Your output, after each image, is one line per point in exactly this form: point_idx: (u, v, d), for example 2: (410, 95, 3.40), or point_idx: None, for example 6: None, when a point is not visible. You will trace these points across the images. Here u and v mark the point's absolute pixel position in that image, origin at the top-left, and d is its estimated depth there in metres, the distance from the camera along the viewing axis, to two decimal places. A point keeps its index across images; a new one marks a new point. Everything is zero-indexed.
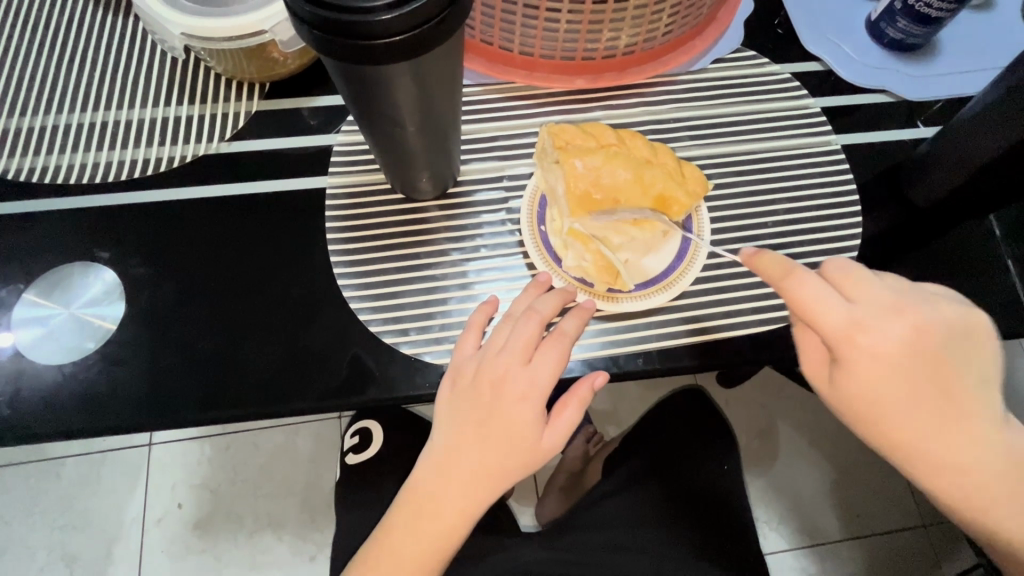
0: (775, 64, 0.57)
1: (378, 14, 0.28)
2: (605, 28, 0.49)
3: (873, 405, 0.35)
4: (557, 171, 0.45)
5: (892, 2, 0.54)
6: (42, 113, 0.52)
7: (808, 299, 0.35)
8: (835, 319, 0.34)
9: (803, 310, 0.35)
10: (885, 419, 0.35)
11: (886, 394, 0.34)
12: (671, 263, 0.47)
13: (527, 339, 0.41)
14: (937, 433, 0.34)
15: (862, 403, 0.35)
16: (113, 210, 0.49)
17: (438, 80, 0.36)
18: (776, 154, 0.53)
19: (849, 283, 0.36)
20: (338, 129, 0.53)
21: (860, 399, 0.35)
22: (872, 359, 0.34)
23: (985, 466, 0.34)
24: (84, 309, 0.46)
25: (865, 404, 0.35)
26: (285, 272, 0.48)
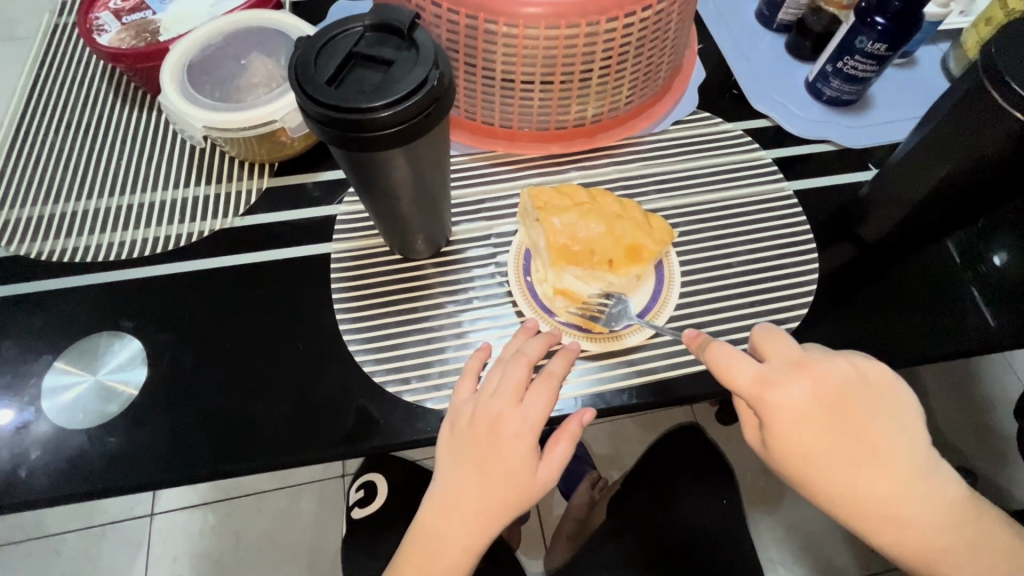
0: (728, 123, 0.64)
1: (376, 112, 0.34)
2: (573, 102, 0.57)
3: (792, 445, 0.40)
4: (538, 228, 0.51)
5: (824, 66, 0.62)
6: (73, 201, 0.58)
7: (720, 360, 0.41)
8: (747, 377, 0.40)
9: (720, 370, 0.41)
10: (805, 453, 0.40)
11: (803, 434, 0.40)
12: (647, 304, 0.52)
13: (517, 382, 0.44)
14: (841, 465, 0.40)
15: (787, 445, 0.40)
16: (136, 284, 0.54)
17: (428, 158, 0.41)
18: (735, 202, 0.59)
19: (765, 345, 0.43)
20: (340, 200, 0.59)
21: (783, 443, 0.40)
22: (783, 401, 0.40)
23: (880, 490, 0.40)
24: (110, 375, 0.50)
25: (786, 444, 0.40)
26: (294, 331, 0.52)
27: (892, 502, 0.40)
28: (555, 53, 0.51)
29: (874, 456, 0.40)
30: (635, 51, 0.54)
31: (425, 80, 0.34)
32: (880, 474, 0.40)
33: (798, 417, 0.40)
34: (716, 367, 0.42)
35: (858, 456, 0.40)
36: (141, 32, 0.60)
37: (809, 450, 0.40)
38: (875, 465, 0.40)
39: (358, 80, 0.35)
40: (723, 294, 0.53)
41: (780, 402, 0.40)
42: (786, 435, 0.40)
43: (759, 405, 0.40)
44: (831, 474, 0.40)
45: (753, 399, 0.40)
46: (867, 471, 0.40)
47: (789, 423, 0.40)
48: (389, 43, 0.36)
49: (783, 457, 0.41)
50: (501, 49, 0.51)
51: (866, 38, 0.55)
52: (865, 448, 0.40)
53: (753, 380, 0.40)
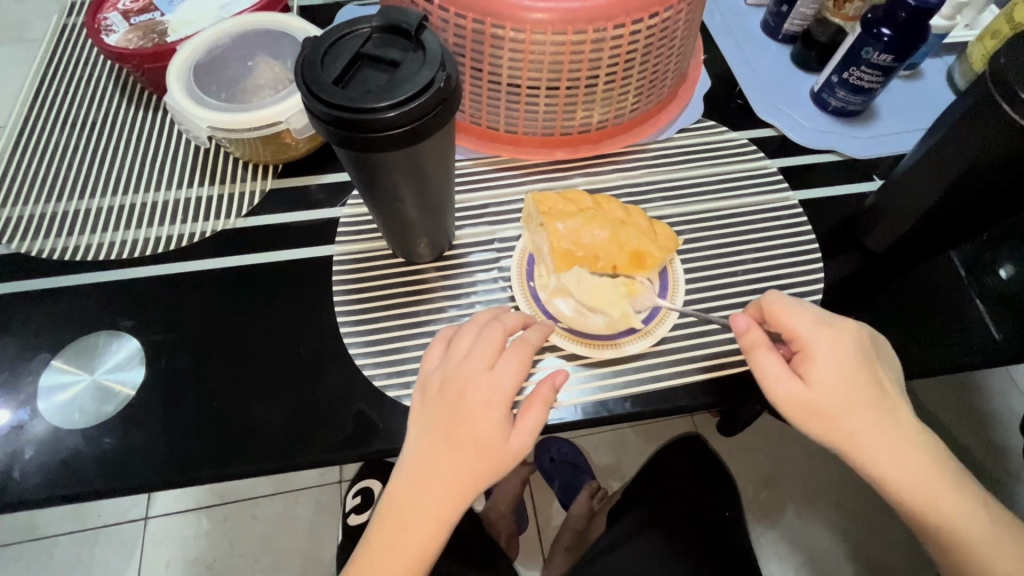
0: (733, 132, 0.64)
1: (383, 112, 0.33)
2: (578, 108, 0.57)
3: (830, 381, 0.42)
4: (542, 233, 0.51)
5: (829, 77, 0.62)
6: (76, 199, 0.58)
7: (778, 304, 0.45)
8: (803, 318, 0.44)
9: (779, 312, 0.45)
10: (838, 389, 0.42)
11: (845, 373, 0.42)
12: (650, 312, 0.51)
13: (490, 348, 0.45)
14: (864, 407, 0.42)
15: (829, 382, 0.42)
16: (136, 283, 0.54)
17: (433, 161, 0.41)
18: (740, 210, 0.58)
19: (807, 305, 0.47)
20: (343, 203, 0.59)
21: (829, 378, 0.42)
22: (832, 353, 0.43)
23: (889, 433, 0.42)
24: (108, 375, 0.49)
25: (827, 393, 0.42)
26: (294, 333, 0.52)
27: (896, 459, 0.42)
28: (562, 58, 0.51)
29: (888, 400, 0.43)
30: (642, 57, 0.54)
31: (432, 81, 0.34)
32: (892, 416, 0.43)
33: (840, 362, 0.43)
34: (772, 312, 0.45)
35: (881, 399, 0.43)
36: (149, 33, 0.61)
37: (841, 403, 0.42)
38: (888, 409, 0.43)
39: (365, 80, 0.35)
40: (728, 303, 0.53)
41: (825, 348, 0.43)
42: (830, 382, 0.42)
43: (808, 344, 0.43)
44: (854, 427, 0.42)
45: (805, 340, 0.43)
46: (880, 413, 0.42)
47: (834, 362, 0.42)
48: (396, 43, 0.36)
49: (816, 407, 0.42)
50: (508, 54, 0.51)
51: (873, 49, 0.55)
52: (881, 393, 0.43)
53: (807, 322, 0.44)
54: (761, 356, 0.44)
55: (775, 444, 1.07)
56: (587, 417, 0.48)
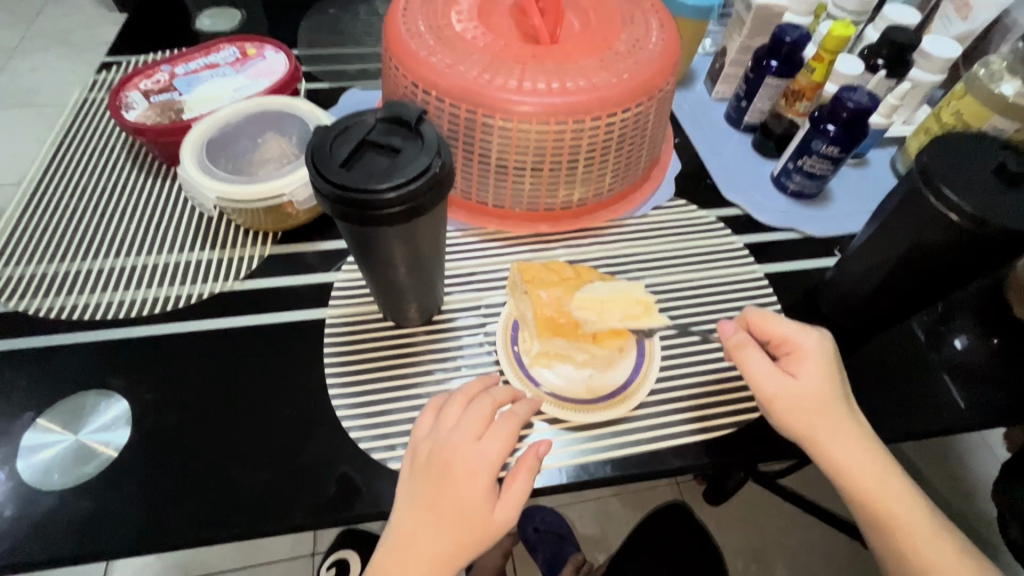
0: (703, 210, 0.69)
1: (384, 193, 0.37)
2: (561, 186, 0.62)
3: (814, 383, 0.48)
4: (526, 300, 0.54)
5: (786, 164, 0.69)
6: (81, 260, 0.60)
7: (764, 313, 0.51)
8: (790, 324, 0.50)
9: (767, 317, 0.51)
10: (820, 392, 0.47)
11: (826, 375, 0.48)
12: (629, 377, 0.53)
13: (478, 421, 0.46)
14: (838, 415, 0.47)
15: (812, 383, 0.48)
16: (131, 342, 0.55)
17: (427, 236, 0.45)
18: (712, 282, 0.62)
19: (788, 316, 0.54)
20: (339, 268, 0.62)
21: (812, 378, 0.48)
22: (817, 354, 0.49)
23: (859, 445, 0.47)
24: (92, 435, 0.50)
25: (811, 393, 0.47)
26: (283, 393, 0.53)
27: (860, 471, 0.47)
28: (545, 145, 0.57)
29: (857, 409, 0.49)
30: (617, 144, 0.60)
31: (428, 167, 0.39)
32: (862, 426, 0.48)
33: (823, 364, 0.49)
34: (760, 319, 0.51)
35: (852, 406, 0.49)
36: (166, 111, 0.66)
37: (818, 404, 0.47)
38: (858, 418, 0.48)
39: (368, 163, 0.39)
40: (702, 369, 0.56)
41: (811, 350, 0.49)
42: (814, 381, 0.48)
43: (795, 347, 0.49)
44: (831, 428, 0.47)
45: (793, 343, 0.49)
46: (852, 423, 0.48)
47: (816, 364, 0.48)
48: (396, 132, 0.41)
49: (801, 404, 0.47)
50: (497, 139, 0.57)
51: (821, 141, 0.63)
52: (852, 403, 0.49)
53: (793, 327, 0.50)
54: (750, 354, 0.49)
55: (762, 513, 1.06)
56: (568, 481, 0.49)
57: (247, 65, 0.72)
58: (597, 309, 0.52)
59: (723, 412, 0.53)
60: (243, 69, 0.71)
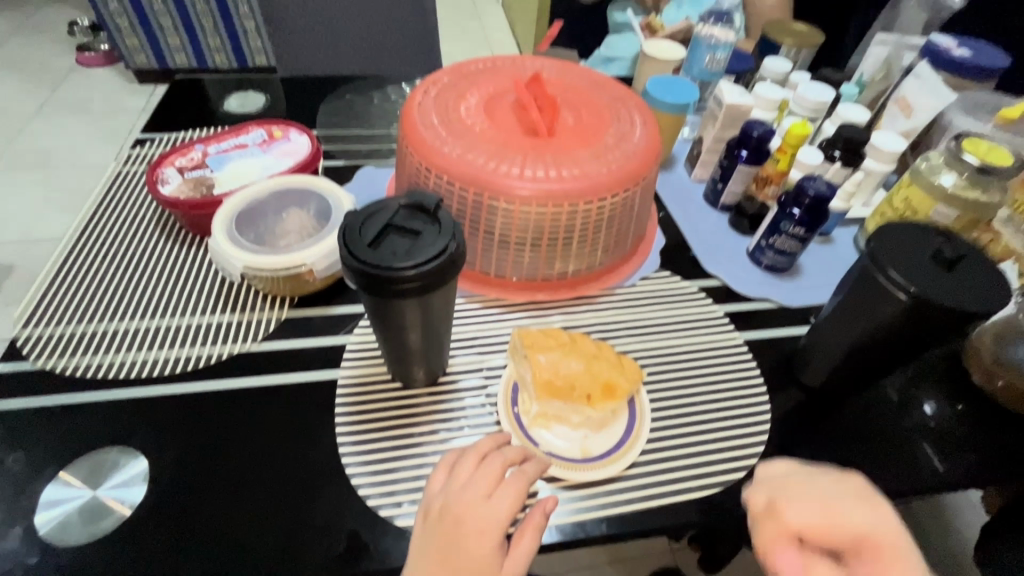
0: (686, 280, 0.76)
1: (406, 271, 0.43)
2: (557, 259, 0.68)
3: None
4: (525, 364, 0.59)
5: (759, 241, 0.77)
6: (109, 321, 0.64)
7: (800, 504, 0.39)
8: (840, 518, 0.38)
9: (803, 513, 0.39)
10: None
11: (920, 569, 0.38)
12: (622, 437, 0.57)
13: (490, 480, 0.50)
14: None
15: None
16: (152, 401, 0.58)
17: (440, 307, 0.51)
18: (696, 348, 0.68)
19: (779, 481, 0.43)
20: (351, 331, 0.67)
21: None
22: (903, 547, 0.36)
23: None
24: (109, 491, 0.52)
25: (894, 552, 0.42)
26: (294, 452, 0.55)
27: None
28: (543, 223, 0.64)
29: None
30: (607, 223, 0.67)
31: (444, 249, 0.44)
32: None
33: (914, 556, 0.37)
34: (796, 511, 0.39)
35: None
36: (199, 185, 0.72)
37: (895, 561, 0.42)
38: None
39: (392, 244, 0.45)
40: (689, 430, 0.60)
41: (896, 543, 0.37)
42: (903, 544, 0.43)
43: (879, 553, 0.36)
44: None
45: (865, 544, 0.36)
46: None
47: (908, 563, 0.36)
48: (417, 217, 0.47)
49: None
50: (500, 218, 0.64)
51: (788, 222, 0.71)
52: None
53: (834, 515, 0.38)
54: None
55: None
56: (566, 538, 0.51)
57: (273, 146, 0.80)
58: (589, 373, 0.57)
59: (710, 471, 0.57)
60: (269, 149, 0.79)
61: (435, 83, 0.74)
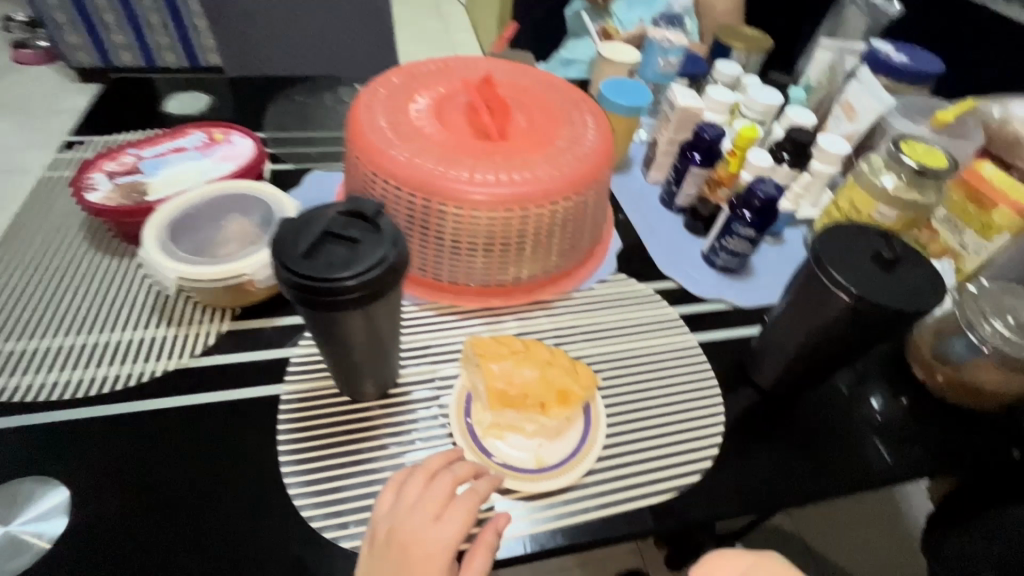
0: (642, 283, 0.76)
1: (344, 281, 0.41)
2: (511, 265, 0.67)
3: None
4: (478, 372, 0.57)
5: (713, 243, 0.77)
6: (28, 339, 0.59)
7: None
8: None
9: None
10: None
11: None
12: (577, 444, 0.56)
13: (437, 500, 0.48)
14: None
15: None
16: (75, 424, 0.54)
17: (384, 317, 0.49)
18: (651, 351, 0.68)
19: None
20: (297, 343, 0.64)
21: None
22: None
23: None
24: (24, 525, 0.48)
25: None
26: (232, 474, 0.52)
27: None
28: (495, 228, 0.63)
29: None
30: (561, 227, 0.66)
31: (385, 258, 0.42)
32: None
33: None
34: None
35: None
36: (130, 192, 0.68)
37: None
38: None
39: (330, 252, 0.43)
40: (644, 435, 0.59)
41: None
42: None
43: None
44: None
45: None
46: None
47: None
48: (356, 224, 0.45)
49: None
50: (451, 224, 0.62)
51: (739, 224, 0.72)
52: None
53: None
54: None
55: None
56: (520, 552, 0.50)
57: (214, 149, 0.76)
58: (541, 381, 0.55)
59: (665, 476, 0.56)
60: (210, 153, 0.75)
61: (383, 84, 0.72)
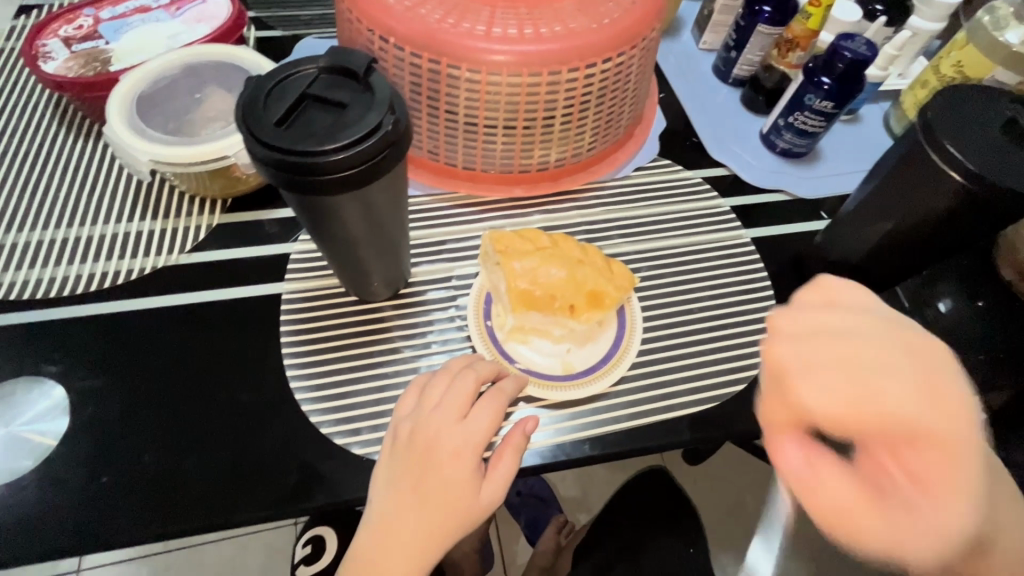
0: (688, 170, 0.65)
1: (329, 155, 0.32)
2: (536, 147, 0.57)
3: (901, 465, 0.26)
4: (498, 272, 0.50)
5: (777, 120, 0.65)
6: (4, 232, 0.54)
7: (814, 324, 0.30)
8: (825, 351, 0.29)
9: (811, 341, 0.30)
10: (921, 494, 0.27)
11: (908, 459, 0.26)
12: (608, 351, 0.51)
13: (463, 397, 0.44)
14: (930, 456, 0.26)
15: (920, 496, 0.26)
16: (66, 322, 0.50)
17: (387, 203, 0.41)
18: (695, 249, 0.59)
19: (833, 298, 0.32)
20: (296, 238, 0.57)
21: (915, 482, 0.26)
22: (902, 390, 0.27)
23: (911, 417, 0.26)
24: (25, 426, 0.45)
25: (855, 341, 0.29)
26: (235, 377, 0.49)
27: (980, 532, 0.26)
28: (518, 99, 0.52)
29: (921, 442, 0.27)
30: (597, 98, 0.55)
31: (379, 125, 0.33)
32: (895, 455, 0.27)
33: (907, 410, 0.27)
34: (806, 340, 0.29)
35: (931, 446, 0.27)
36: (91, 61, 0.58)
37: (856, 367, 0.28)
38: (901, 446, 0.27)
39: (309, 122, 0.34)
40: (684, 342, 0.53)
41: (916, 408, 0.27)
42: (870, 320, 0.30)
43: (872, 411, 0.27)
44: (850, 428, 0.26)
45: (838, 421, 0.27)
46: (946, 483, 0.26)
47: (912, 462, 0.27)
48: (343, 85, 0.36)
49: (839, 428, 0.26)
50: (463, 93, 0.52)
51: (815, 96, 0.58)
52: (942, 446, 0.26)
53: (831, 357, 0.28)
54: (795, 435, 0.28)
55: (740, 471, 1.06)
56: (546, 462, 0.47)
57: (183, 9, 0.64)
58: (570, 280, 0.49)
59: (706, 386, 0.51)
60: (180, 14, 0.63)
61: None
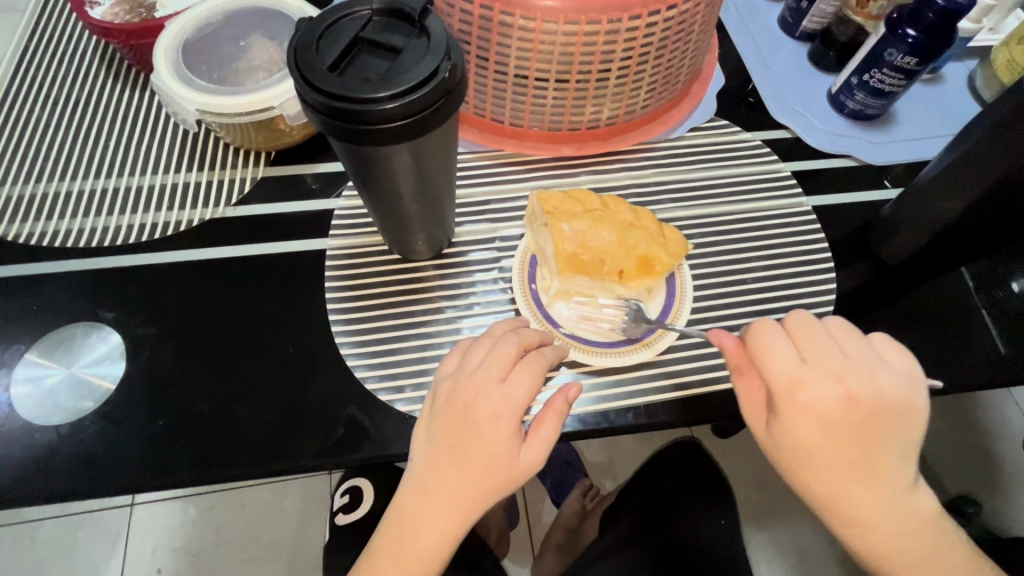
0: (746, 132, 0.61)
1: (383, 103, 0.31)
2: (588, 103, 0.54)
3: (807, 445, 0.38)
4: (546, 233, 0.49)
5: (849, 78, 0.59)
6: (58, 180, 0.55)
7: (763, 346, 0.38)
8: (781, 371, 0.38)
9: (755, 359, 0.39)
10: (809, 464, 0.38)
11: (804, 458, 0.38)
12: (656, 320, 0.49)
13: (503, 359, 0.42)
14: (834, 451, 0.37)
15: (792, 454, 0.38)
16: (119, 271, 0.51)
17: (435, 158, 0.39)
18: (751, 215, 0.56)
19: (804, 342, 0.39)
20: (338, 194, 0.56)
21: (792, 454, 0.38)
22: (808, 416, 0.37)
23: (817, 442, 0.37)
24: (86, 368, 0.47)
25: (858, 404, 0.37)
26: (282, 330, 0.49)
27: (898, 530, 0.39)
28: (573, 50, 0.49)
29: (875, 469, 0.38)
30: (656, 52, 0.51)
31: (436, 71, 0.31)
32: (873, 475, 0.38)
33: (818, 426, 0.37)
34: (755, 351, 0.39)
35: (850, 440, 0.37)
36: (136, 8, 0.57)
37: (854, 432, 0.37)
38: (867, 468, 0.38)
39: (364, 69, 0.33)
40: (735, 312, 0.51)
41: (801, 404, 0.37)
42: (827, 382, 0.37)
43: (781, 401, 0.38)
44: (821, 463, 0.38)
45: (777, 400, 0.38)
46: (847, 472, 0.38)
47: (810, 446, 0.38)
48: (398, 28, 0.34)
49: (794, 456, 0.38)
50: (516, 43, 0.49)
51: (896, 51, 0.53)
52: (873, 463, 0.38)
53: (787, 377, 0.38)
54: (745, 382, 0.41)
55: None
56: (587, 428, 0.46)
57: None
58: (619, 245, 0.47)
59: None
60: None
61: None
